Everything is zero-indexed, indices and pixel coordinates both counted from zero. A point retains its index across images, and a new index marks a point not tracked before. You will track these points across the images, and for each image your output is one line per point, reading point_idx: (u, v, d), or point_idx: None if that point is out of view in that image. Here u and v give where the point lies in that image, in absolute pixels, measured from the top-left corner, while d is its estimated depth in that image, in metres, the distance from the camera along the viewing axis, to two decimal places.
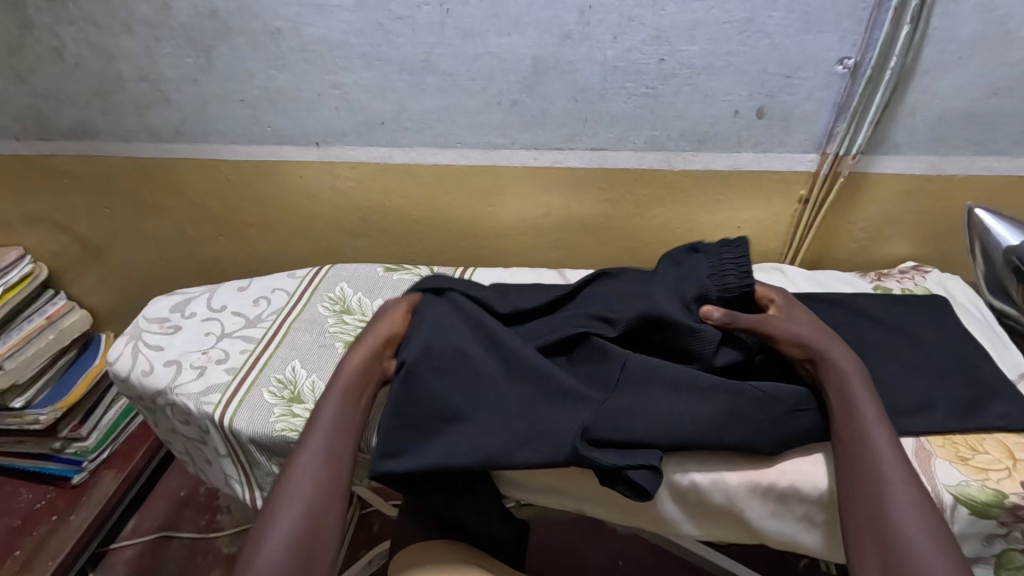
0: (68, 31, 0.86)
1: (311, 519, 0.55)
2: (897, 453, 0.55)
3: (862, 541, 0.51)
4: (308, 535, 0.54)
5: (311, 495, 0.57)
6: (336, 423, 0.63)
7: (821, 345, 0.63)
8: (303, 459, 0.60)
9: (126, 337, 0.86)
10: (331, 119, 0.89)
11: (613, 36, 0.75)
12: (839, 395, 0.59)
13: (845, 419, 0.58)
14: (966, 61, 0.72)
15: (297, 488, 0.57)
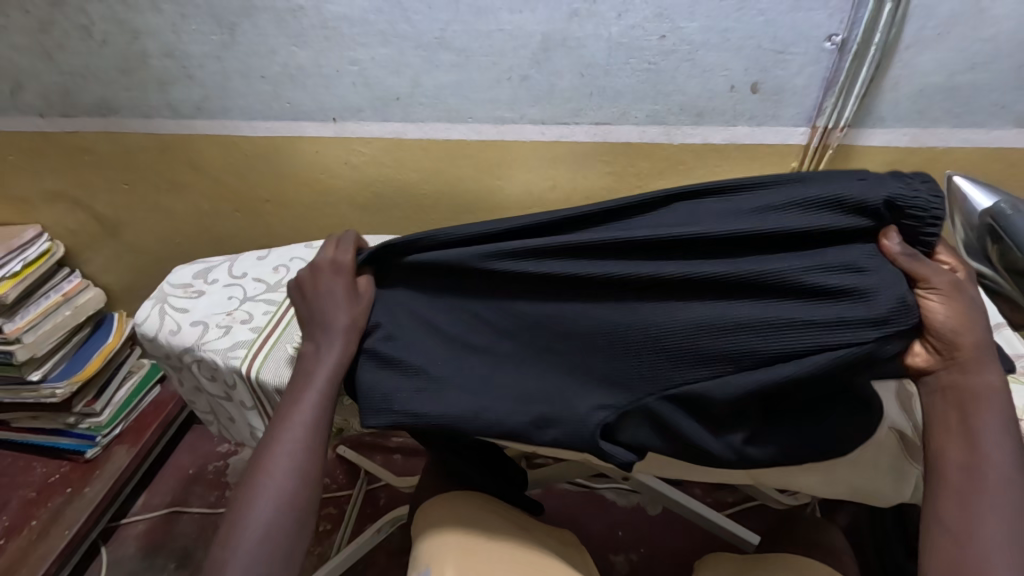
0: (97, 8, 0.90)
1: (288, 507, 0.56)
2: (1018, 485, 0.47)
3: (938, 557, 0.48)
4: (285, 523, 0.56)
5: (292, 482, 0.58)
6: (317, 405, 0.62)
7: (962, 346, 0.50)
8: (285, 439, 0.60)
9: (152, 301, 0.90)
10: (348, 95, 0.93)
11: (617, 14, 0.80)
12: (956, 407, 0.50)
13: (969, 443, 0.49)
14: (944, 37, 0.78)
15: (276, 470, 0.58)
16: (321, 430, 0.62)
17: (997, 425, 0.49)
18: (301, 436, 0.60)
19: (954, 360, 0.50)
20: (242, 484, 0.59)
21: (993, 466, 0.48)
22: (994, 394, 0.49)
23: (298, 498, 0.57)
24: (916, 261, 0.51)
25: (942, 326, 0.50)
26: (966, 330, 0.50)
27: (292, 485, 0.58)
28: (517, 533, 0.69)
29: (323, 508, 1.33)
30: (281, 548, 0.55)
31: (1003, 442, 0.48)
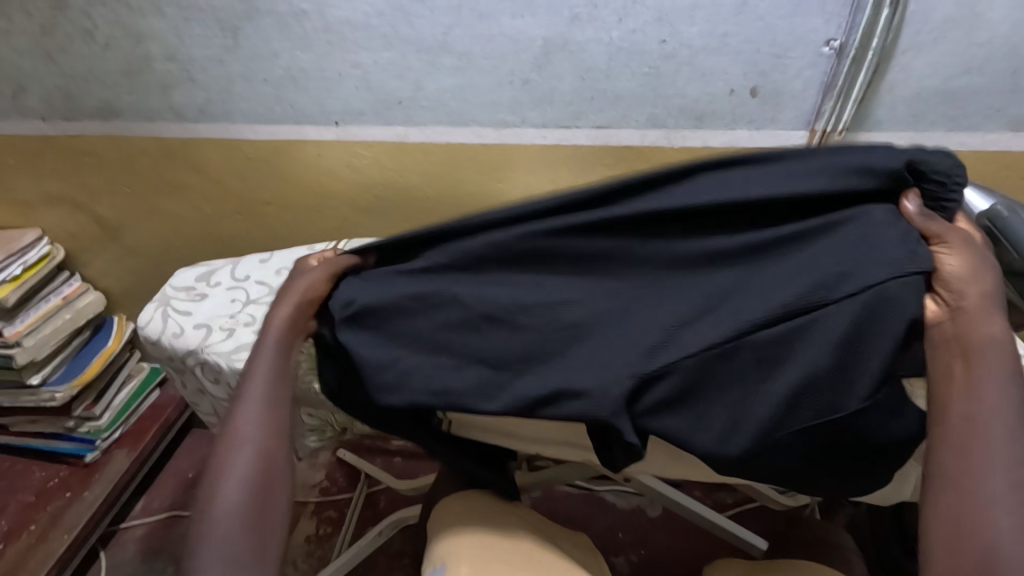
0: (101, 13, 0.90)
1: (262, 473, 0.54)
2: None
3: (936, 506, 0.42)
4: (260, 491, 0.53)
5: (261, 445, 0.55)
6: (275, 372, 0.60)
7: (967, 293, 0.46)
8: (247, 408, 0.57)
9: (155, 304, 0.90)
10: (350, 99, 0.94)
11: (618, 18, 0.81)
12: (961, 349, 0.45)
13: (969, 382, 0.43)
14: (940, 42, 0.79)
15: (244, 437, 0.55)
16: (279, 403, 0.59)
17: (998, 370, 0.43)
18: (259, 412, 0.57)
19: (956, 312, 0.46)
20: (202, 480, 0.54)
21: (998, 418, 0.41)
22: (997, 342, 0.44)
23: (266, 475, 0.54)
24: (926, 221, 0.51)
25: (949, 283, 0.47)
26: (970, 281, 0.47)
27: (256, 463, 0.54)
28: (531, 539, 0.68)
29: (323, 511, 1.33)
30: (256, 530, 0.51)
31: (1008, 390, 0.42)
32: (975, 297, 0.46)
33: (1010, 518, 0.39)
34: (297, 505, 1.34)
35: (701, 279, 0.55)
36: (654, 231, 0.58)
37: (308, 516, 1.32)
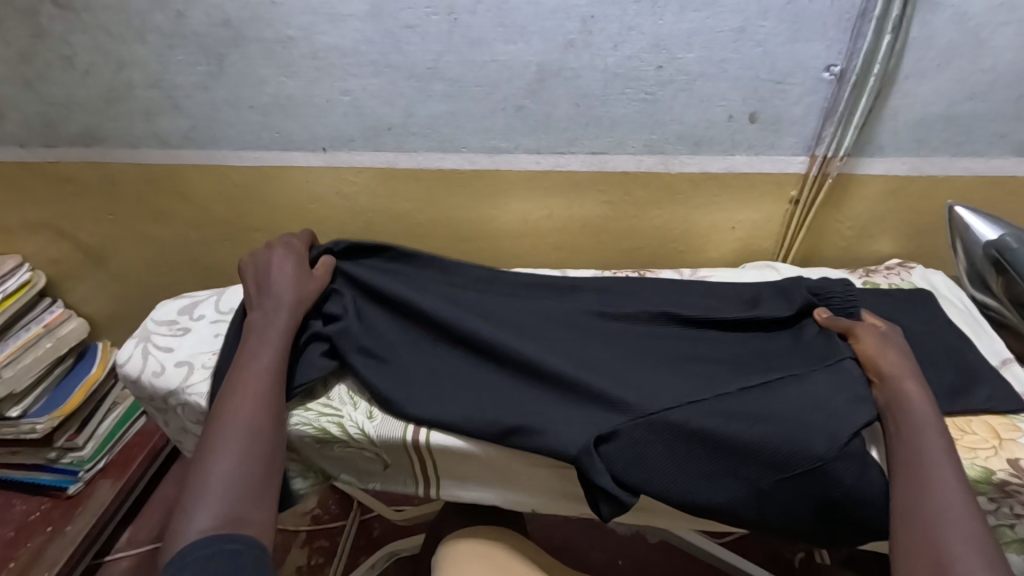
0: (80, 39, 0.87)
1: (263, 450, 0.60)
2: (948, 461, 0.56)
3: (899, 527, 0.54)
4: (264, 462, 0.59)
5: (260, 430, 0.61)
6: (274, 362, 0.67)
7: (890, 367, 0.63)
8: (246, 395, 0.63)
9: (136, 339, 0.87)
10: (340, 125, 0.91)
11: (613, 44, 0.79)
12: (898, 411, 0.60)
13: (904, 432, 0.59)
14: (944, 67, 0.77)
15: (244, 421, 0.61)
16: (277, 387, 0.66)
17: (927, 413, 0.59)
18: (258, 394, 0.64)
19: (884, 373, 0.63)
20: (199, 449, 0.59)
21: (934, 456, 0.56)
22: (923, 395, 0.61)
23: (268, 443, 0.61)
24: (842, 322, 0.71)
25: (869, 350, 0.66)
26: (885, 348, 0.65)
27: (258, 431, 0.61)
28: (518, 564, 0.69)
29: (316, 540, 1.28)
30: (258, 482, 0.58)
31: (936, 427, 0.58)
32: (895, 360, 0.64)
33: (954, 531, 0.51)
34: (287, 534, 1.29)
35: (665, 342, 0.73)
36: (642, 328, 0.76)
37: (299, 545, 1.27)
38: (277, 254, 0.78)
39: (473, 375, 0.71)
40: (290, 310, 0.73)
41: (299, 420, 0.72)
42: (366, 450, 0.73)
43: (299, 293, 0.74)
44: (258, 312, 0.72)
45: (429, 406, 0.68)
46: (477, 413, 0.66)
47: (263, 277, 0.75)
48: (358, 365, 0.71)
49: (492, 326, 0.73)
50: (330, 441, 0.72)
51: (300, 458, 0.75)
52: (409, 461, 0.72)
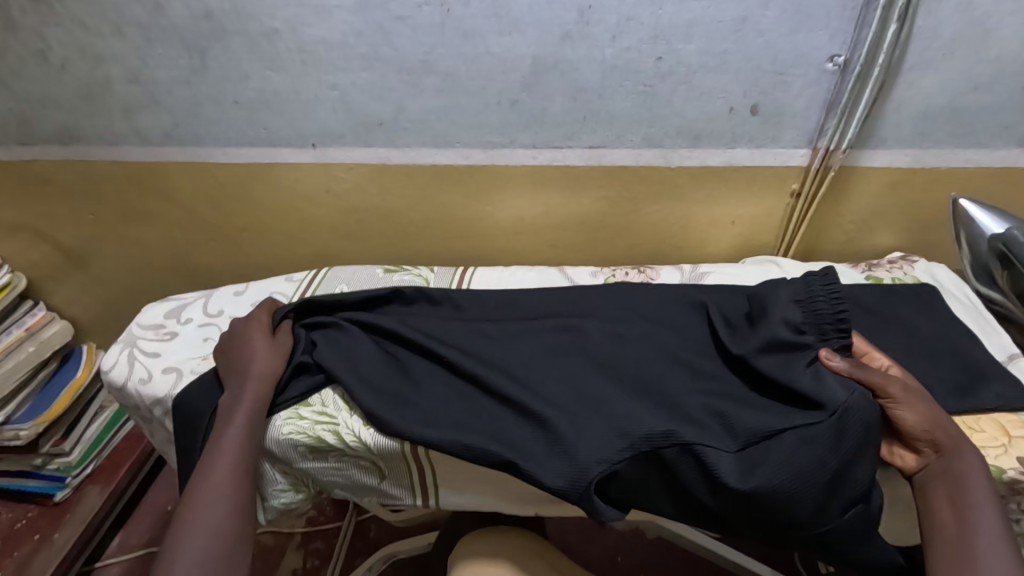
0: (53, 32, 0.84)
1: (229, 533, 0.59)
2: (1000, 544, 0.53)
3: None
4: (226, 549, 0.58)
5: (230, 512, 0.60)
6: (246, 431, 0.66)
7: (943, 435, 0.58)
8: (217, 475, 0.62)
9: (120, 345, 0.84)
10: (328, 121, 0.88)
11: (611, 36, 0.77)
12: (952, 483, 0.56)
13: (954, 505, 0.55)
14: (949, 57, 0.76)
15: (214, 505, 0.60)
16: (247, 461, 0.65)
17: (984, 495, 0.55)
18: (231, 465, 0.64)
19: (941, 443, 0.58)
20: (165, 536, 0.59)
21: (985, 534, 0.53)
22: (982, 475, 0.56)
23: (229, 526, 0.60)
24: (860, 371, 0.60)
25: (913, 412, 0.59)
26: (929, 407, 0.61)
27: (222, 514, 0.60)
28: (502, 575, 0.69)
29: (311, 542, 1.26)
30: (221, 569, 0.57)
31: (992, 512, 0.54)
32: (945, 426, 0.59)
33: None
34: (282, 537, 1.27)
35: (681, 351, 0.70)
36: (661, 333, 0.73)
37: (294, 549, 1.25)
38: (260, 325, 0.78)
39: (465, 399, 0.69)
40: (263, 381, 0.71)
41: (292, 430, 0.70)
42: (362, 458, 0.71)
43: (269, 363, 0.72)
44: (228, 393, 0.71)
45: (428, 429, 0.65)
46: (477, 437, 0.64)
47: (235, 359, 0.74)
48: (352, 385, 0.69)
49: (483, 357, 0.71)
50: (326, 449, 0.71)
51: (295, 469, 0.73)
52: (407, 469, 0.71)
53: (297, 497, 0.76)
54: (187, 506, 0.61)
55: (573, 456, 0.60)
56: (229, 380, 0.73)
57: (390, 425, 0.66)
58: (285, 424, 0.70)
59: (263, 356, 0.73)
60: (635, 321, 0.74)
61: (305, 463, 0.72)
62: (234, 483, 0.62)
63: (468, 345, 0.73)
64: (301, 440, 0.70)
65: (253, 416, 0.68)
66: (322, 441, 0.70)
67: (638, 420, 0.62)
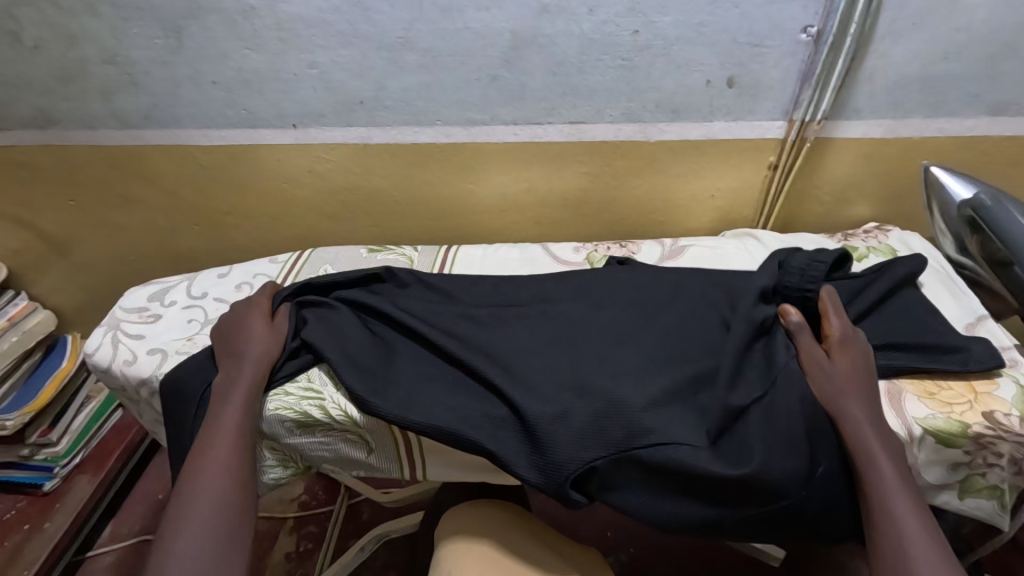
0: (26, 12, 0.83)
1: (226, 511, 0.60)
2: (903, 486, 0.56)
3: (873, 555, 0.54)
4: (224, 527, 0.59)
5: (227, 492, 0.61)
6: (244, 412, 0.67)
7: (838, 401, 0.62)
8: (215, 456, 0.63)
9: (104, 328, 0.84)
10: (309, 100, 0.88)
11: (589, 9, 0.77)
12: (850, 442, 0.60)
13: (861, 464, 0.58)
14: (919, 26, 0.77)
15: (210, 487, 0.61)
16: (246, 438, 0.66)
17: (878, 446, 0.58)
18: (228, 445, 0.64)
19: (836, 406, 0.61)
20: (167, 509, 0.60)
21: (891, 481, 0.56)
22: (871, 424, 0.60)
23: (233, 499, 0.61)
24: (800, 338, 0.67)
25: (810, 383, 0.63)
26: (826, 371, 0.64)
27: (223, 489, 0.61)
28: (487, 555, 0.69)
29: (304, 526, 1.26)
30: (222, 544, 0.58)
31: (886, 465, 0.57)
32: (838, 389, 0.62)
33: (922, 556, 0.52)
34: (274, 522, 1.27)
35: (669, 326, 0.69)
36: (650, 309, 0.71)
37: (287, 533, 1.25)
38: (260, 308, 0.78)
39: (451, 382, 0.68)
40: (261, 362, 0.71)
41: (278, 405, 0.71)
42: (349, 431, 0.72)
43: (267, 347, 0.73)
44: (223, 373, 0.71)
45: (411, 410, 0.65)
46: (463, 421, 0.64)
47: (234, 340, 0.74)
48: (338, 366, 0.69)
49: (470, 342, 0.70)
50: (313, 425, 0.71)
51: (283, 445, 0.74)
52: (395, 443, 0.72)
53: (285, 473, 0.77)
54: (187, 482, 0.61)
55: (561, 433, 0.60)
56: (220, 370, 0.72)
57: (374, 408, 0.65)
58: (272, 401, 0.71)
59: (261, 338, 0.73)
60: (624, 298, 0.73)
61: (293, 439, 0.73)
62: (233, 460, 0.63)
63: (455, 327, 0.72)
64: (288, 416, 0.70)
65: (250, 395, 0.68)
66: (307, 417, 0.70)
67: (624, 397, 0.62)
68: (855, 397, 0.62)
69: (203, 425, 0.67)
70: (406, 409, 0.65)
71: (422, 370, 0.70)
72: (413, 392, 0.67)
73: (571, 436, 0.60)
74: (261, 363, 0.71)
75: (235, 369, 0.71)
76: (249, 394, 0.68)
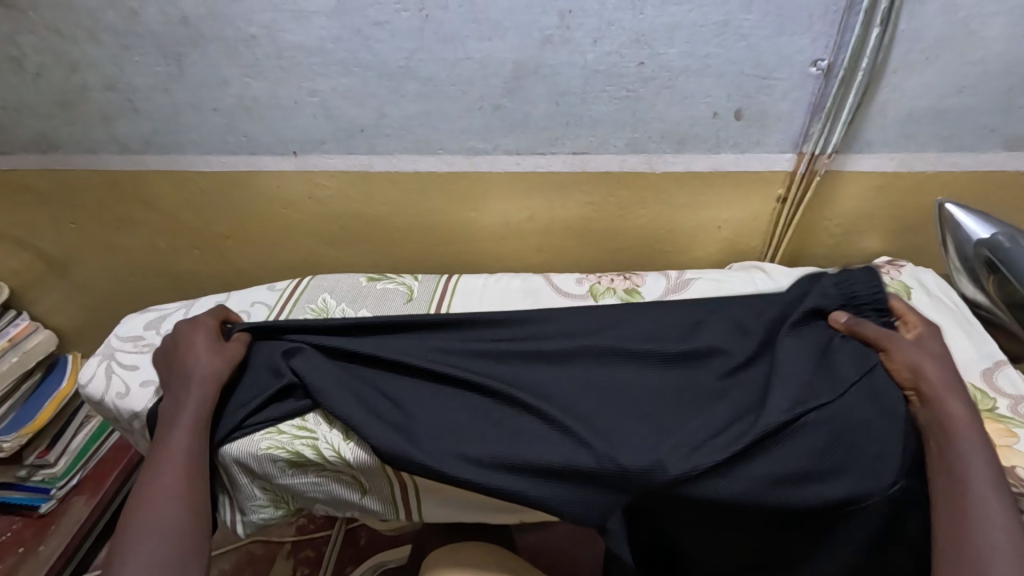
0: (28, 39, 0.82)
1: (177, 540, 0.58)
2: (990, 485, 0.55)
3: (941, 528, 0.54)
4: (177, 554, 0.58)
5: (177, 520, 0.60)
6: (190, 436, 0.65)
7: (937, 389, 0.62)
8: (160, 484, 0.61)
9: (99, 357, 0.83)
10: (309, 127, 0.87)
11: (592, 40, 0.76)
12: (948, 437, 0.58)
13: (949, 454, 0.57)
14: (933, 60, 0.75)
15: (160, 516, 0.59)
16: (195, 462, 0.64)
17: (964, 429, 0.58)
18: (175, 473, 0.63)
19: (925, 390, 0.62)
20: (117, 537, 0.59)
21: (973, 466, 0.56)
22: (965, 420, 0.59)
23: (186, 526, 0.60)
24: (861, 327, 0.68)
25: (902, 363, 0.65)
26: (952, 394, 0.61)
27: (175, 517, 0.60)
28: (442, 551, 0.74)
29: (300, 551, 1.24)
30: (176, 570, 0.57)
31: (974, 451, 0.57)
32: (936, 376, 0.63)
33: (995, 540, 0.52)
34: (272, 546, 1.25)
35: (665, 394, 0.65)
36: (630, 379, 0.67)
37: (284, 557, 1.23)
38: (205, 330, 0.76)
39: (459, 427, 0.65)
40: (210, 385, 0.70)
41: (270, 444, 0.69)
42: (342, 472, 0.70)
43: (217, 367, 0.71)
44: (172, 396, 0.70)
45: (443, 462, 0.62)
46: (487, 455, 0.62)
47: (181, 362, 0.72)
48: (356, 414, 0.66)
49: (448, 395, 0.69)
50: (305, 464, 0.69)
51: (274, 484, 0.72)
52: (387, 483, 0.70)
53: (276, 513, 0.75)
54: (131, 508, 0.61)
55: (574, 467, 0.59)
56: (168, 394, 0.71)
57: (401, 460, 0.63)
58: (263, 439, 0.69)
59: (208, 358, 0.71)
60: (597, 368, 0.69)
61: (284, 479, 0.71)
62: (183, 486, 0.62)
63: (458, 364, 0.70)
64: (280, 454, 0.69)
65: (198, 419, 0.67)
66: (297, 454, 0.68)
67: (626, 438, 0.60)
68: (953, 390, 0.62)
69: (153, 452, 0.65)
70: (434, 460, 0.62)
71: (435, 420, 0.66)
72: (431, 439, 0.64)
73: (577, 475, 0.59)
74: (210, 385, 0.69)
75: (178, 395, 0.69)
76: (197, 416, 0.67)
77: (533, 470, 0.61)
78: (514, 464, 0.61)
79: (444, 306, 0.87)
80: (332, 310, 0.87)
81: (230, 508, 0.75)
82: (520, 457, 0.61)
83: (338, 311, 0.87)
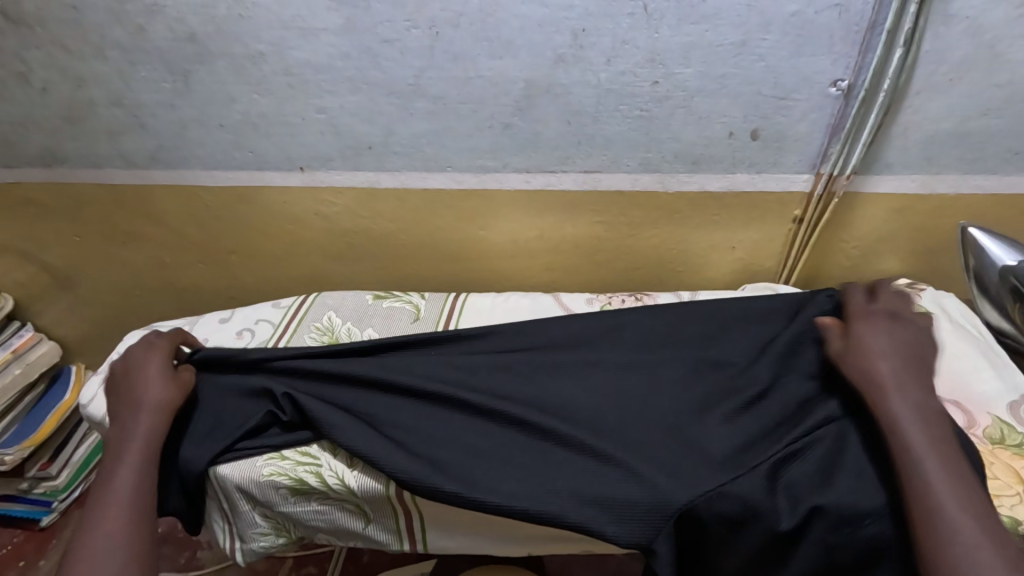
0: (35, 55, 0.81)
1: None
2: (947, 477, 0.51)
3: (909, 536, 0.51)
4: None
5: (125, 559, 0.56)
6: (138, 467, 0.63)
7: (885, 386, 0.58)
8: (106, 521, 0.58)
9: (101, 377, 0.82)
10: (316, 144, 0.86)
11: (606, 59, 0.74)
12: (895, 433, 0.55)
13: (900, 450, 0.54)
14: (956, 83, 0.73)
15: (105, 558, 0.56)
16: (143, 495, 0.61)
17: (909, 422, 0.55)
18: (122, 507, 0.59)
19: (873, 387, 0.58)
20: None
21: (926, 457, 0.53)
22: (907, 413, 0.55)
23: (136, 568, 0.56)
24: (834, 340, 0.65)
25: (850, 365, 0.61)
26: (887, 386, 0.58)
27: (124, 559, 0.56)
28: None
29: (303, 566, 1.20)
30: None
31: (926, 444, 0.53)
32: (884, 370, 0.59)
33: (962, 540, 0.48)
34: (274, 562, 1.22)
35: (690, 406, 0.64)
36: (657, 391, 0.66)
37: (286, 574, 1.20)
38: (162, 353, 0.74)
39: (489, 451, 0.63)
40: (161, 410, 0.68)
41: (273, 470, 0.67)
42: (346, 501, 0.68)
43: (169, 393, 0.69)
44: (117, 427, 0.67)
45: (469, 488, 0.59)
46: (515, 480, 0.60)
47: (130, 388, 0.70)
48: (361, 440, 0.64)
49: (448, 418, 0.67)
50: (307, 491, 0.68)
51: (276, 512, 0.70)
52: (392, 512, 0.68)
53: (277, 541, 0.74)
54: (83, 540, 0.57)
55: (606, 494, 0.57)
56: (113, 423, 0.68)
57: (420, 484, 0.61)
58: (265, 465, 0.68)
59: (161, 384, 0.70)
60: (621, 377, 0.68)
61: (287, 505, 0.69)
62: (133, 522, 0.59)
63: (490, 386, 0.69)
64: (282, 481, 0.67)
65: (146, 450, 0.64)
66: (299, 481, 0.67)
67: (655, 459, 0.59)
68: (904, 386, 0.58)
69: (93, 488, 0.62)
70: (452, 482, 0.60)
71: (457, 441, 0.64)
72: (453, 462, 0.62)
73: (602, 501, 0.57)
74: (162, 411, 0.68)
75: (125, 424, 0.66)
76: (146, 444, 0.65)
77: (563, 490, 0.58)
78: (536, 491, 0.59)
79: (452, 325, 0.86)
80: (338, 329, 0.86)
81: (232, 532, 0.74)
82: (551, 483, 0.59)
83: (344, 330, 0.85)
